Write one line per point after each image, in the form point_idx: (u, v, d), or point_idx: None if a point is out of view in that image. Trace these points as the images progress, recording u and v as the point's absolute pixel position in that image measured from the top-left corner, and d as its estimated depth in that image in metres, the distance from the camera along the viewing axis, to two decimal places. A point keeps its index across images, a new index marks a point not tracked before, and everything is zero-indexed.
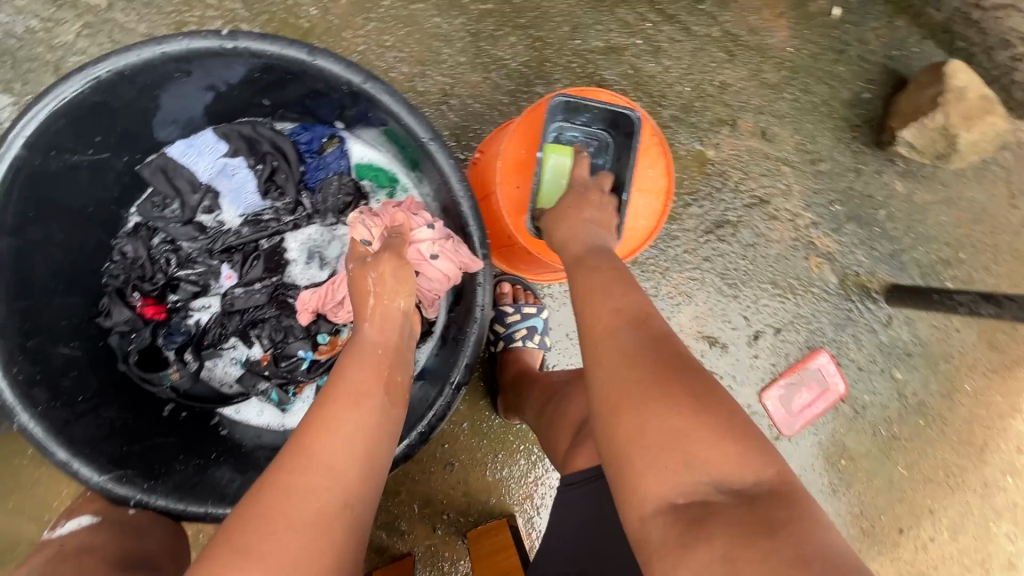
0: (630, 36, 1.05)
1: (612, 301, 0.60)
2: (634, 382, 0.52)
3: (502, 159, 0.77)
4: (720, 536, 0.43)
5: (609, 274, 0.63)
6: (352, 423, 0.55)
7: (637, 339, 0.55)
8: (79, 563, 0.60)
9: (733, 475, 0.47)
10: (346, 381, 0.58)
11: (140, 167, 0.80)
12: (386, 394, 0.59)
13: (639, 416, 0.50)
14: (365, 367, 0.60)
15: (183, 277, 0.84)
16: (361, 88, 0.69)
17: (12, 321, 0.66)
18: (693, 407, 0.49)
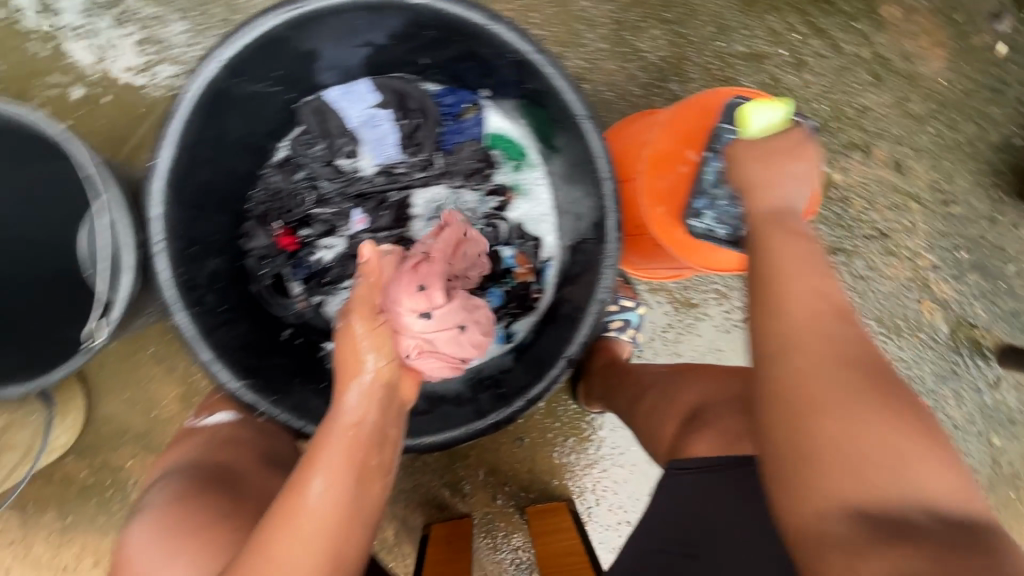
0: (775, 45, 1.02)
1: (807, 284, 0.55)
2: (839, 388, 0.51)
3: (652, 149, 0.73)
4: (932, 551, 0.45)
5: (798, 244, 0.58)
6: (313, 525, 0.49)
7: (845, 336, 0.53)
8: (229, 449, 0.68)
9: (938, 494, 0.49)
10: (308, 473, 0.51)
11: (299, 105, 0.85)
12: (357, 487, 0.52)
13: (847, 426, 0.49)
14: (332, 461, 0.52)
15: (317, 215, 0.88)
16: (528, 58, 0.70)
17: (180, 228, 0.71)
18: (897, 424, 0.50)
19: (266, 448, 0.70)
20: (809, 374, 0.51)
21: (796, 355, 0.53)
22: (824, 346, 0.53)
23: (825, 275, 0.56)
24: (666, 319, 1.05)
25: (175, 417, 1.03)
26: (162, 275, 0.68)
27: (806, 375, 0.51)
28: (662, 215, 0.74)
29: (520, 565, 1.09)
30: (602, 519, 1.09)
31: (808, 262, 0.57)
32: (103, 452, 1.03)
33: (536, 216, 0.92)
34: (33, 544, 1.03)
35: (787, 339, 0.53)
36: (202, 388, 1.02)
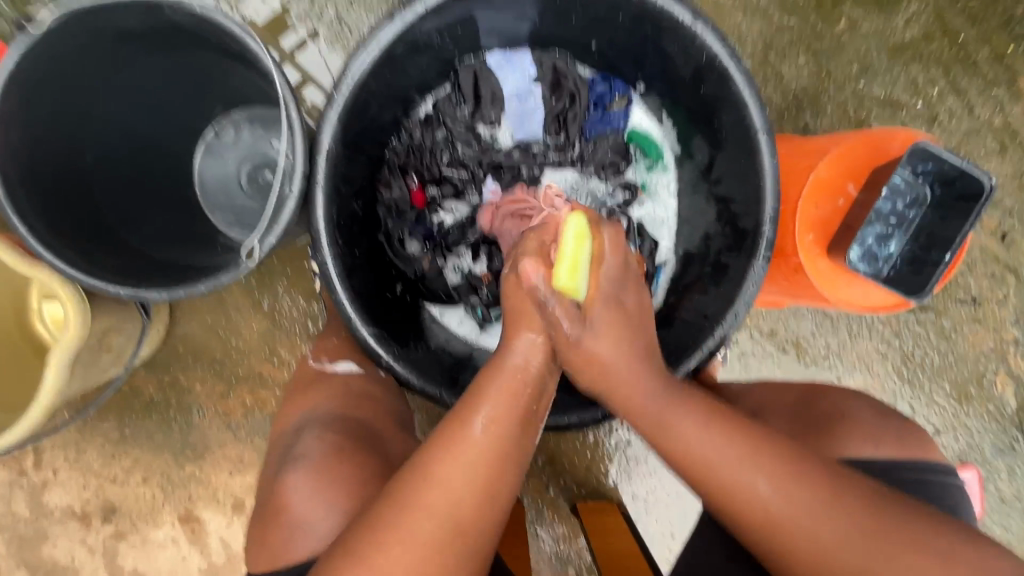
0: (913, 96, 1.03)
1: (709, 449, 0.60)
2: (837, 534, 0.55)
3: (815, 176, 0.75)
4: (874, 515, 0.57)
5: (677, 403, 0.62)
6: (474, 452, 0.54)
7: (735, 460, 0.59)
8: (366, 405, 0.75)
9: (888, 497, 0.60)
10: (471, 411, 0.56)
11: (458, 65, 0.85)
12: (515, 423, 0.56)
13: (867, 563, 0.54)
14: (496, 398, 0.56)
15: (451, 176, 0.88)
16: (722, 64, 0.70)
17: (341, 164, 0.71)
18: (902, 541, 0.54)
19: (390, 407, 0.77)
20: (822, 544, 0.55)
21: (770, 518, 0.57)
22: (777, 506, 0.57)
23: (716, 425, 0.61)
24: (752, 345, 1.07)
25: (253, 349, 1.02)
26: (318, 207, 0.68)
27: (778, 534, 0.57)
28: (809, 242, 0.76)
29: (559, 557, 1.10)
30: (647, 527, 1.10)
31: (700, 422, 0.61)
32: (174, 369, 1.02)
33: (656, 219, 0.91)
34: (87, 449, 1.03)
35: (753, 520, 0.58)
36: (286, 325, 1.02)
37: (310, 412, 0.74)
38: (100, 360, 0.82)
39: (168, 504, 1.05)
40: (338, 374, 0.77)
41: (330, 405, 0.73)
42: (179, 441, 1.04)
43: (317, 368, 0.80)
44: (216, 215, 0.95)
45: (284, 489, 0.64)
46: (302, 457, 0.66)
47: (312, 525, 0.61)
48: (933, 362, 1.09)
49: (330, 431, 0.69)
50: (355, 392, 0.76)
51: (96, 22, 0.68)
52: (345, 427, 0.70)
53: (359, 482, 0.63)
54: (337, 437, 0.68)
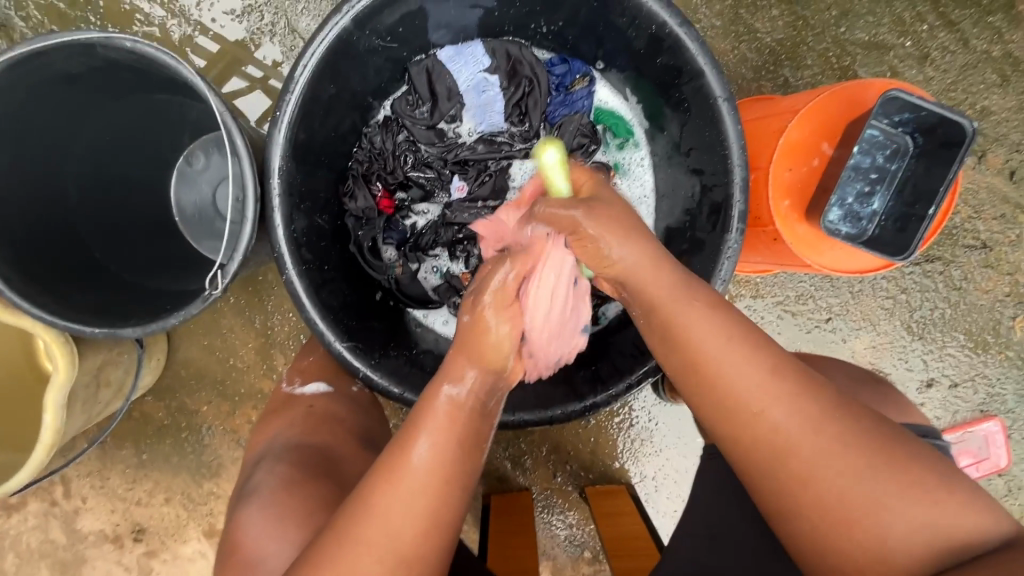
0: (901, 36, 0.96)
1: (721, 350, 0.55)
2: (831, 452, 0.52)
3: (786, 139, 0.70)
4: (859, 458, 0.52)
5: (689, 293, 0.58)
6: (411, 479, 0.54)
7: (751, 372, 0.54)
8: (333, 426, 0.80)
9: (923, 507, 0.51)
10: (411, 437, 0.56)
11: (410, 64, 0.83)
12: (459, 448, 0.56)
13: (863, 489, 0.51)
14: (433, 425, 0.56)
15: (417, 178, 0.87)
16: (673, 31, 0.67)
17: (297, 180, 0.71)
18: (897, 464, 0.52)
19: (352, 428, 0.81)
20: (815, 471, 0.52)
21: (770, 432, 0.54)
22: (779, 420, 0.54)
23: (730, 327, 0.57)
24: (750, 315, 1.04)
25: (251, 366, 1.04)
26: (277, 228, 0.68)
27: (788, 457, 0.53)
28: (786, 208, 0.72)
29: (573, 541, 1.10)
30: (658, 505, 1.09)
31: (718, 321, 0.57)
32: (180, 393, 1.05)
33: (634, 198, 0.89)
34: (110, 475, 1.08)
35: (756, 434, 0.54)
36: (280, 341, 1.04)
37: (273, 438, 0.78)
38: (100, 394, 0.85)
39: (192, 521, 1.09)
40: (304, 397, 0.82)
41: (288, 433, 0.78)
42: (195, 461, 1.07)
43: (287, 392, 0.85)
44: (201, 243, 0.94)
45: (239, 524, 0.68)
46: (256, 493, 0.70)
47: (266, 559, 0.63)
48: (943, 314, 1.04)
49: (282, 463, 0.73)
50: (321, 413, 0.81)
51: (38, 70, 0.68)
52: (297, 455, 0.74)
53: (304, 512, 0.66)
54: (288, 468, 0.72)
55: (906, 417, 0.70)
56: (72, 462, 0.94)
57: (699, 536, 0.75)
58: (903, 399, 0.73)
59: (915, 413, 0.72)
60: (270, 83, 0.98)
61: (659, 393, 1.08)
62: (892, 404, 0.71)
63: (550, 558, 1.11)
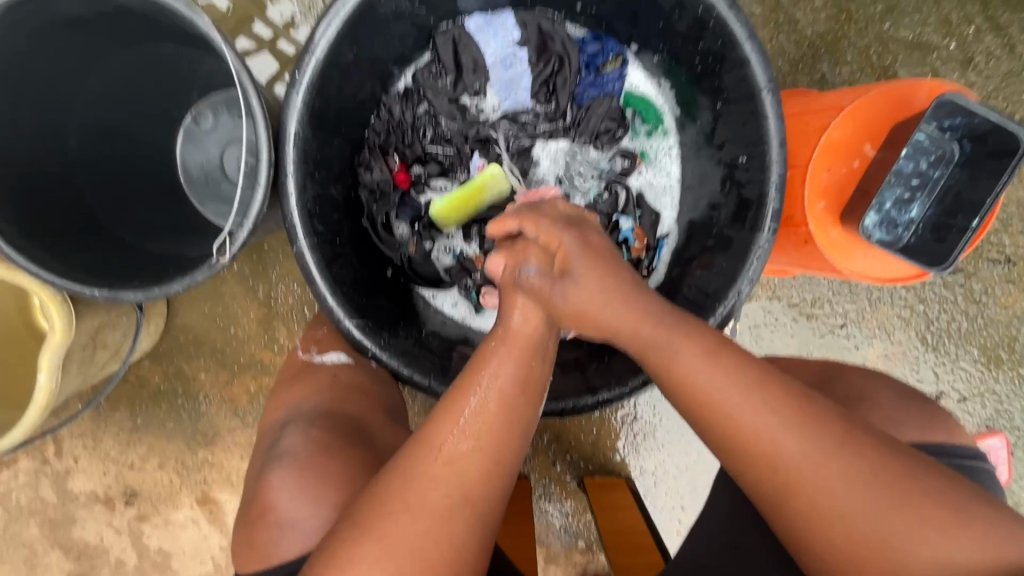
0: (946, 36, 0.92)
1: (726, 392, 0.54)
2: (844, 479, 0.51)
3: (827, 137, 0.67)
4: (874, 489, 0.51)
5: (687, 338, 0.57)
6: (476, 415, 0.55)
7: (754, 406, 0.54)
8: (358, 396, 0.77)
9: (949, 543, 0.49)
10: (462, 395, 0.56)
11: (436, 33, 0.80)
12: (518, 394, 0.57)
13: (873, 521, 0.51)
14: (504, 370, 0.57)
15: (436, 153, 0.83)
16: (720, 14, 0.63)
17: (312, 146, 0.67)
18: (909, 499, 0.51)
19: (377, 402, 0.79)
20: (827, 493, 0.52)
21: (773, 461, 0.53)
22: (789, 450, 0.52)
23: (729, 364, 0.55)
24: (764, 316, 1.02)
25: (253, 336, 1.02)
26: (291, 197, 0.65)
27: (795, 494, 0.52)
28: (821, 210, 0.70)
29: (568, 530, 1.10)
30: (656, 500, 1.09)
31: (722, 367, 0.55)
32: (178, 359, 1.03)
33: (658, 189, 0.86)
34: (103, 437, 1.06)
35: (763, 469, 0.54)
36: (283, 312, 1.01)
37: (300, 403, 0.76)
38: (96, 357, 0.83)
39: (185, 488, 1.08)
40: (326, 365, 0.80)
41: (314, 399, 0.76)
42: (190, 428, 1.06)
43: (305, 360, 0.82)
44: (205, 206, 0.91)
45: (269, 488, 0.65)
46: (286, 455, 0.68)
47: (296, 523, 0.62)
48: (959, 326, 1.02)
49: (314, 428, 0.70)
50: (346, 385, 0.78)
51: (41, 11, 0.64)
52: (330, 422, 0.71)
53: (344, 479, 0.64)
54: (320, 434, 0.69)
55: (955, 437, 0.67)
56: (69, 423, 0.93)
57: (708, 539, 0.74)
58: (947, 415, 0.70)
59: (954, 429, 0.69)
60: (279, 44, 0.94)
61: None
62: (936, 421, 0.68)
63: (544, 545, 1.11)
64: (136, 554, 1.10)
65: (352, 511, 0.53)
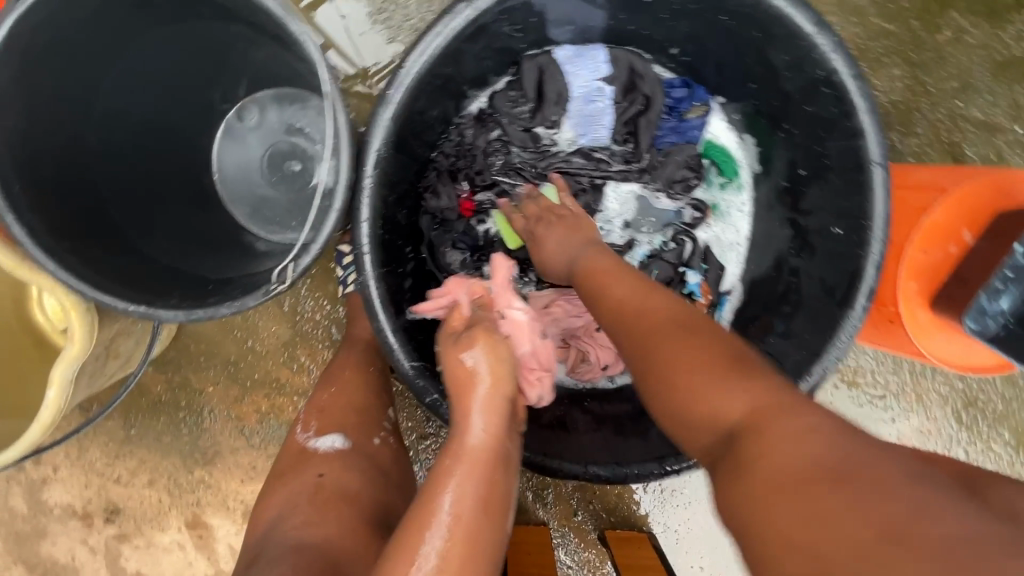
0: (1015, 121, 0.91)
1: (623, 277, 0.57)
2: (735, 378, 0.43)
3: (930, 219, 0.65)
4: (761, 394, 0.42)
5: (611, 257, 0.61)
6: (440, 538, 0.46)
7: (643, 288, 0.55)
8: (343, 507, 0.62)
9: (819, 452, 0.36)
10: (419, 525, 0.47)
11: (523, 58, 0.74)
12: (484, 502, 0.48)
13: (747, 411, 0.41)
14: (465, 474, 0.49)
15: (503, 183, 0.78)
16: (842, 81, 0.59)
17: (389, 168, 0.62)
18: (807, 411, 0.40)
19: (371, 508, 0.64)
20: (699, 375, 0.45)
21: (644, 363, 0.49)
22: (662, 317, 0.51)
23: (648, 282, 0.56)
24: None
25: (271, 352, 0.94)
26: (363, 223, 0.59)
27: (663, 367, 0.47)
28: (911, 291, 0.67)
29: None
30: (676, 559, 1.04)
31: (636, 280, 0.56)
32: (185, 369, 0.95)
33: (726, 243, 0.82)
34: (90, 447, 0.97)
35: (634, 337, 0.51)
36: (307, 330, 0.94)
37: (276, 522, 0.62)
38: (107, 367, 0.74)
39: (174, 508, 0.99)
40: (321, 452, 0.68)
41: (294, 515, 0.61)
42: (189, 445, 0.97)
43: (300, 443, 0.70)
44: (236, 206, 0.86)
45: None
46: None
47: None
48: (993, 408, 1.01)
49: (281, 567, 0.55)
50: (332, 493, 0.64)
51: None
52: (301, 556, 0.56)
53: None
54: (287, 574, 0.54)
55: None
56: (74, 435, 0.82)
57: None
58: None
59: None
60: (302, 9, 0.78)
61: None
62: None
63: None
64: None
65: None
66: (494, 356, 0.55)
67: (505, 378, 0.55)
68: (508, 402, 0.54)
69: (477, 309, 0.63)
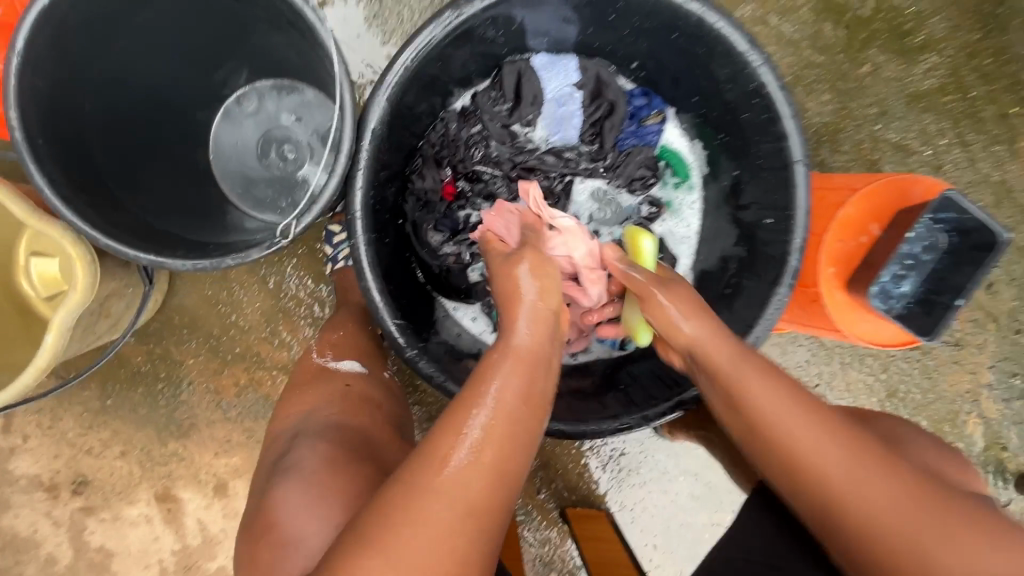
0: (923, 144, 1.06)
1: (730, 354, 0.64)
2: (840, 460, 0.56)
3: (842, 213, 0.77)
4: (862, 471, 0.55)
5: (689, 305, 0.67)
6: (482, 424, 0.53)
7: (753, 366, 0.63)
8: (367, 408, 0.79)
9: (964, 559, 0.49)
10: (466, 405, 0.54)
11: (504, 62, 0.84)
12: (523, 393, 0.56)
13: (863, 493, 0.54)
14: (509, 369, 0.56)
15: (483, 173, 0.87)
16: (769, 92, 0.70)
17: (382, 147, 0.70)
18: (905, 488, 0.54)
19: (385, 418, 0.79)
20: (820, 463, 0.57)
21: (826, 481, 0.56)
22: (768, 401, 0.61)
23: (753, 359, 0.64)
24: None
25: (253, 328, 0.98)
26: (358, 191, 0.67)
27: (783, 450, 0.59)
28: (829, 275, 0.79)
29: (543, 560, 1.10)
30: (631, 536, 1.11)
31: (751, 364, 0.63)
32: (167, 341, 0.98)
33: (677, 236, 0.93)
34: (63, 417, 0.98)
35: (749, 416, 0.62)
36: (290, 306, 0.99)
37: (306, 416, 0.76)
38: (97, 326, 0.78)
39: (145, 481, 1.00)
40: (339, 373, 0.82)
41: (325, 410, 0.76)
42: (164, 417, 0.99)
43: (316, 366, 0.83)
44: (228, 183, 0.91)
45: (273, 501, 0.65)
46: (295, 467, 0.67)
47: (301, 539, 0.60)
48: (912, 397, 1.13)
49: (323, 441, 0.70)
50: (355, 394, 0.80)
51: None
52: (337, 435, 0.71)
53: (350, 497, 0.62)
54: (327, 446, 0.69)
55: None
56: (63, 388, 0.85)
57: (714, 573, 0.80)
58: None
59: None
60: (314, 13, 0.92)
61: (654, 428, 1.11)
62: None
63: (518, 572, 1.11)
64: (71, 552, 1.00)
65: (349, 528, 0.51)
66: (540, 274, 0.64)
67: (552, 290, 0.63)
68: (553, 313, 0.62)
69: (526, 229, 0.72)
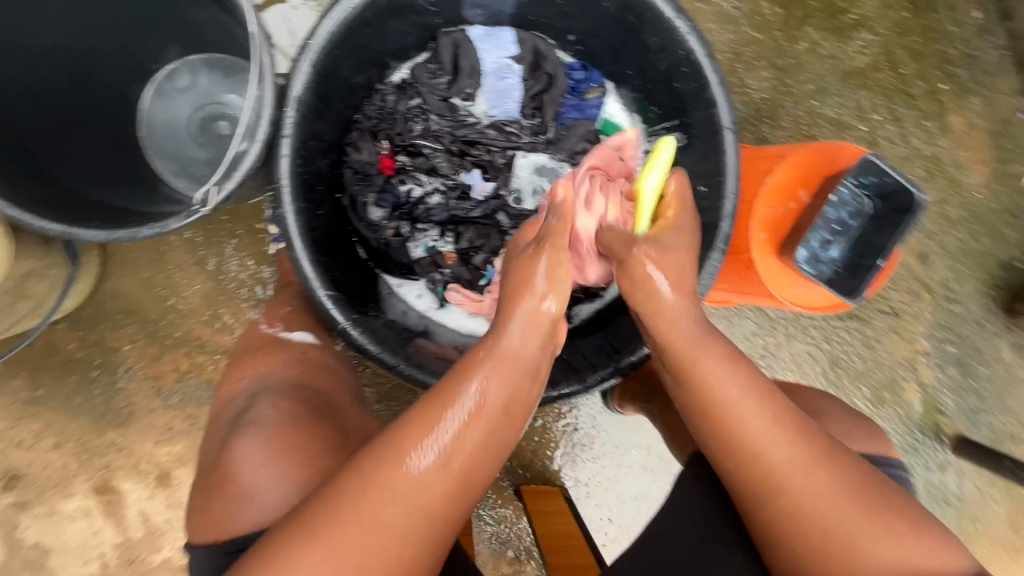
0: (858, 120, 1.09)
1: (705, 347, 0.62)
2: (796, 460, 0.58)
3: (772, 179, 0.80)
4: (810, 470, 0.58)
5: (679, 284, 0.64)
6: (451, 432, 0.54)
7: (726, 364, 0.61)
8: (327, 375, 0.79)
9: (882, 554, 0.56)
10: (440, 405, 0.55)
11: (440, 34, 0.84)
12: (500, 404, 0.57)
13: (812, 491, 0.58)
14: (490, 371, 0.57)
15: (422, 146, 0.86)
16: (697, 59, 0.71)
17: (309, 115, 0.68)
18: (848, 488, 0.58)
19: (344, 386, 0.80)
20: (774, 458, 0.59)
21: (775, 480, 0.59)
22: (741, 401, 0.60)
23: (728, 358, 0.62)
24: None
25: (193, 311, 0.96)
26: (284, 159, 0.65)
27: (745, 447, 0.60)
28: (761, 241, 0.81)
29: (499, 538, 1.10)
30: (587, 511, 1.12)
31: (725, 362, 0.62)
32: (101, 327, 0.95)
33: None
34: None
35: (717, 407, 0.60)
36: (231, 289, 0.96)
37: (262, 377, 0.76)
38: (19, 305, 0.78)
39: (82, 474, 0.97)
40: (292, 343, 0.80)
41: (281, 373, 0.76)
42: (101, 406, 0.96)
43: (268, 336, 0.82)
44: (161, 161, 0.88)
45: (233, 455, 0.66)
46: (258, 424, 0.68)
47: (259, 495, 0.63)
48: (854, 365, 1.16)
49: (286, 400, 0.71)
50: (313, 360, 0.79)
51: None
52: (301, 396, 0.72)
53: (309, 456, 0.65)
54: (293, 406, 0.70)
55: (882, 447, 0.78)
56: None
57: None
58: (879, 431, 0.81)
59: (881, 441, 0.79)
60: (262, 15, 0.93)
61: (607, 403, 1.11)
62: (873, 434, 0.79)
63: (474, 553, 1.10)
64: (4, 550, 0.96)
65: (305, 504, 0.53)
66: (554, 274, 0.61)
67: (561, 287, 0.61)
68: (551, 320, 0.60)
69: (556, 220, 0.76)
